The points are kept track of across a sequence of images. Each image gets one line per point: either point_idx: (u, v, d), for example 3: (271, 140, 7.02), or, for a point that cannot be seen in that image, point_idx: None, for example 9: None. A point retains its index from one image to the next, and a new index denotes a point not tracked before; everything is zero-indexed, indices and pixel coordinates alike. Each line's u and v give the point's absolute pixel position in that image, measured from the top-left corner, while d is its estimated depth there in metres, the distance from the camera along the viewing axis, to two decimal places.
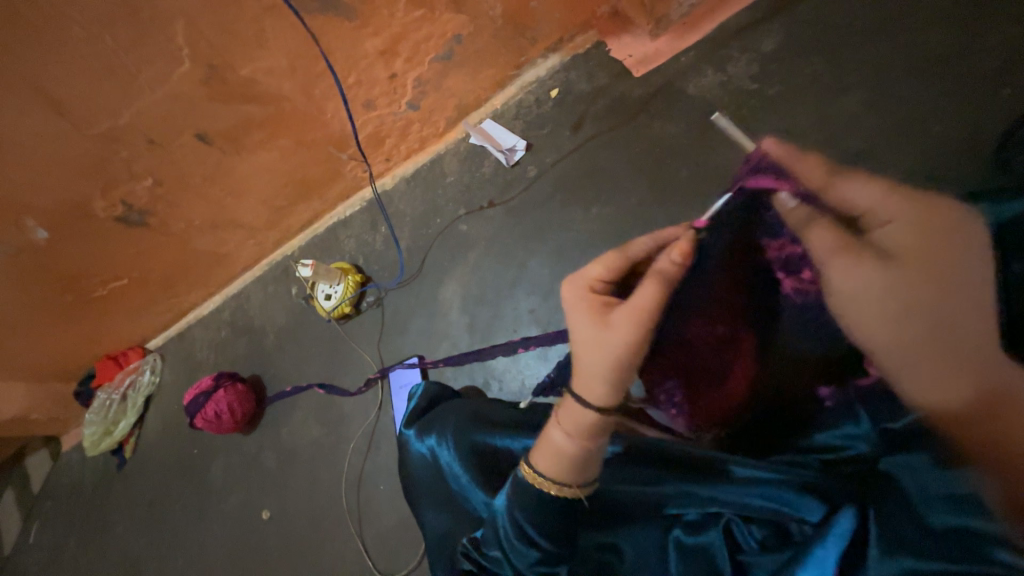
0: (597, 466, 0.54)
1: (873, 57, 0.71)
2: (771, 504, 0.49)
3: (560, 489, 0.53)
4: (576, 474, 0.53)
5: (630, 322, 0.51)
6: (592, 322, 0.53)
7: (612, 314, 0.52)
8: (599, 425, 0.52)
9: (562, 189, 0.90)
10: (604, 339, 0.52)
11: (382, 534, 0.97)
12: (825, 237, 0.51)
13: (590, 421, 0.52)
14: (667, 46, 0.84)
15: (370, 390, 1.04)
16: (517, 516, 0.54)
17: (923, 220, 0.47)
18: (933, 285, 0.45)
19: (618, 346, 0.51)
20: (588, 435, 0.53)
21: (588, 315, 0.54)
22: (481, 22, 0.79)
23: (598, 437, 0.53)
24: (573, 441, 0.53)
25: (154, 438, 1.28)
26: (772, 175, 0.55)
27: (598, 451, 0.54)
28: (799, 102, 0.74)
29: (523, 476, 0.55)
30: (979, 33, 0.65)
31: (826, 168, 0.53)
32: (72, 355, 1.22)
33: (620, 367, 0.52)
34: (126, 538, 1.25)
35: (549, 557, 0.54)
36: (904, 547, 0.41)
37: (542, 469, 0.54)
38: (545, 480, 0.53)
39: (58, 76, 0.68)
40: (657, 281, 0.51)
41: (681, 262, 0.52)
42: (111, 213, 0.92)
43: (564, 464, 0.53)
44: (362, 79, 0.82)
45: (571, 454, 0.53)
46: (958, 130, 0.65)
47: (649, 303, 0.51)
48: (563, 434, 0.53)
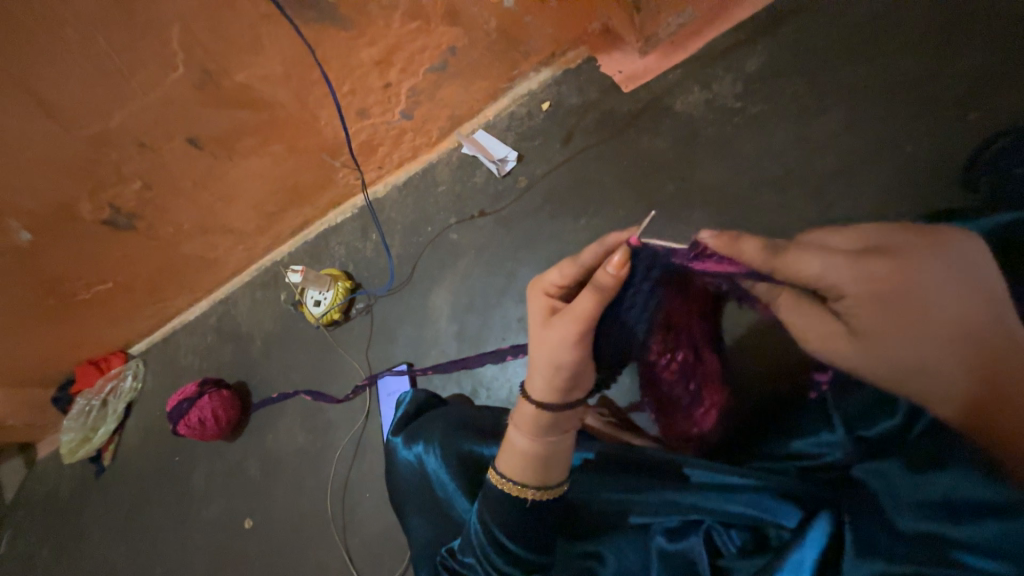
0: (559, 466, 0.55)
1: (850, 80, 0.74)
2: (751, 511, 0.50)
3: (523, 491, 0.54)
4: (535, 475, 0.54)
5: (570, 328, 0.51)
6: (540, 328, 0.55)
7: (555, 318, 0.52)
8: (547, 423, 0.54)
9: (553, 200, 0.92)
10: (546, 347, 0.52)
11: (367, 543, 0.96)
12: (800, 313, 0.52)
13: (540, 420, 0.54)
14: (655, 64, 0.86)
15: (357, 397, 1.03)
16: (490, 523, 0.55)
17: (873, 268, 0.44)
18: (912, 334, 0.43)
19: (559, 356, 0.52)
20: (545, 433, 0.55)
21: (539, 322, 0.55)
22: (475, 35, 0.81)
23: (550, 435, 0.55)
24: (530, 441, 0.55)
25: (134, 446, 1.26)
26: (716, 262, 0.52)
27: (555, 450, 0.55)
28: (780, 121, 0.76)
29: (490, 479, 0.57)
30: (949, 59, 0.69)
31: (767, 245, 0.49)
32: (52, 360, 1.20)
33: (564, 371, 0.53)
34: (102, 548, 1.21)
35: (515, 559, 0.53)
36: (877, 552, 0.41)
37: (504, 471, 0.56)
38: (507, 481, 0.55)
39: (51, 77, 0.68)
40: (595, 289, 0.49)
41: (618, 275, 0.48)
42: (99, 216, 0.91)
43: (523, 465, 0.55)
44: (357, 88, 0.83)
45: (527, 454, 0.55)
46: (930, 150, 0.68)
47: (587, 313, 0.50)
48: (521, 436, 0.56)
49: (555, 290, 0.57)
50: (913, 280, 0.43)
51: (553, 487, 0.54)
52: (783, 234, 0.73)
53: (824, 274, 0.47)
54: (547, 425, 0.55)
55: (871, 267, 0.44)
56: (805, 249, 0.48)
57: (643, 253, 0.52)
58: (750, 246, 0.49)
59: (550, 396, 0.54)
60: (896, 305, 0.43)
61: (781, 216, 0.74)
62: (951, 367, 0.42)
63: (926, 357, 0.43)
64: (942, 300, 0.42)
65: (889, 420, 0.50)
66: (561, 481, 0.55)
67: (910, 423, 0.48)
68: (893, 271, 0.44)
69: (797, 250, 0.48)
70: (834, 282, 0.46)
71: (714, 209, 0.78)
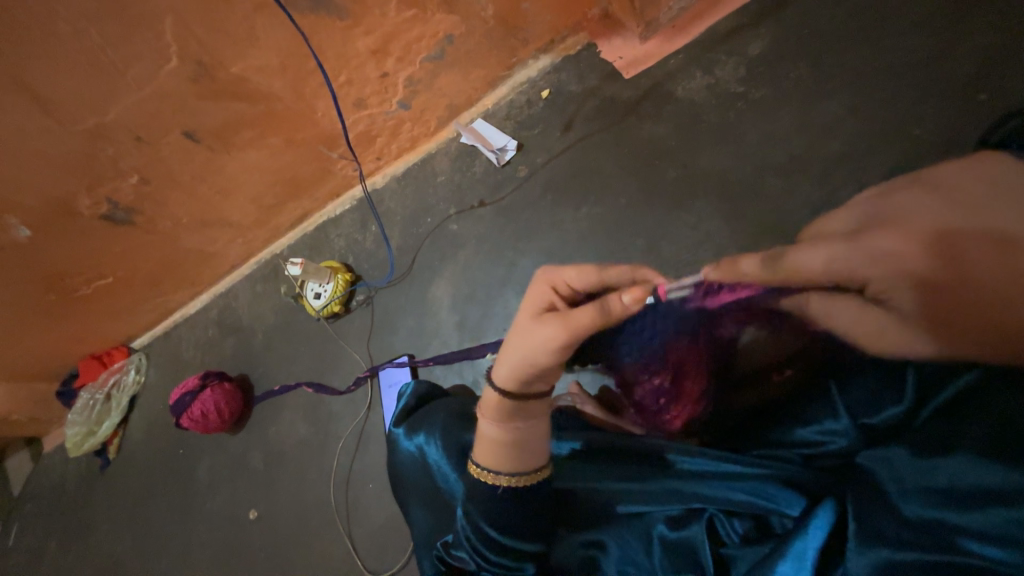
0: (533, 458, 0.56)
1: (855, 63, 0.72)
2: (754, 499, 0.50)
3: (493, 477, 0.56)
4: (505, 462, 0.56)
5: (560, 335, 0.50)
6: (531, 319, 0.54)
7: (548, 318, 0.51)
8: (515, 410, 0.56)
9: (553, 189, 0.91)
10: (527, 340, 0.52)
11: (371, 534, 0.96)
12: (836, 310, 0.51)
13: (508, 407, 0.56)
14: (656, 49, 0.85)
15: (359, 389, 1.03)
16: (478, 519, 0.56)
17: (902, 243, 0.47)
18: (974, 286, 0.45)
19: (541, 355, 0.52)
20: (521, 423, 0.57)
21: (531, 312, 0.54)
22: (472, 22, 0.80)
23: (517, 423, 0.57)
24: (506, 432, 0.56)
25: (139, 439, 1.27)
26: (726, 292, 0.50)
27: (521, 438, 0.56)
28: (783, 106, 0.75)
29: (470, 470, 0.59)
30: (957, 40, 0.67)
31: (762, 262, 0.49)
32: (54, 355, 1.20)
33: (534, 369, 0.53)
34: (110, 541, 1.23)
35: (506, 548, 0.54)
36: (881, 539, 0.41)
37: (481, 460, 0.58)
38: (483, 470, 0.57)
39: (42, 70, 0.67)
40: (598, 308, 0.48)
41: (631, 306, 0.48)
42: (97, 211, 0.91)
43: (493, 451, 0.57)
44: (353, 78, 0.82)
45: (495, 441, 0.56)
46: (936, 134, 0.67)
47: (580, 327, 0.49)
48: (490, 425, 0.57)
49: (565, 289, 0.54)
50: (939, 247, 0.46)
51: (524, 478, 0.55)
52: (787, 220, 0.72)
53: (829, 268, 0.48)
54: (522, 416, 0.56)
55: (878, 245, 0.47)
56: (808, 248, 0.50)
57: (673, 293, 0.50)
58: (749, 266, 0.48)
59: (515, 386, 0.55)
60: (945, 267, 0.46)
61: (785, 202, 0.73)
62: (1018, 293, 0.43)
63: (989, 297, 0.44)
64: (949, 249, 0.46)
65: (895, 406, 0.49)
66: (534, 471, 0.56)
67: (918, 407, 0.47)
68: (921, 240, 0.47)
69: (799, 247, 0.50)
70: (850, 270, 0.48)
71: (718, 195, 0.77)
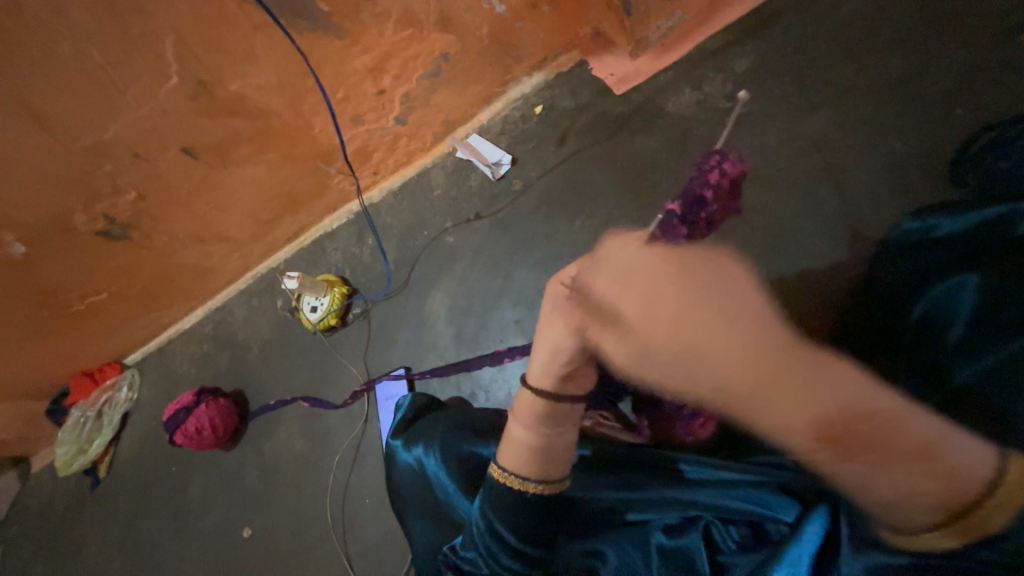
0: (558, 464, 0.55)
1: (837, 79, 0.75)
2: (749, 506, 0.50)
3: (515, 481, 0.55)
4: (525, 463, 0.55)
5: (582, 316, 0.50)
6: (549, 309, 0.53)
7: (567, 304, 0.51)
8: (550, 414, 0.54)
9: (547, 202, 0.92)
10: (550, 330, 0.52)
11: (368, 550, 0.95)
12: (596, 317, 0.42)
13: (542, 409, 0.54)
14: (646, 66, 0.87)
15: (356, 402, 1.03)
16: (495, 521, 0.55)
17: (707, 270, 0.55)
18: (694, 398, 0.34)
19: (560, 339, 0.51)
20: (553, 425, 0.54)
21: (547, 304, 0.54)
22: (467, 41, 0.82)
23: (551, 426, 0.54)
24: (532, 433, 0.54)
25: (130, 457, 1.25)
26: None
27: (554, 442, 0.54)
28: (768, 121, 0.78)
29: (489, 473, 0.58)
30: (933, 57, 0.70)
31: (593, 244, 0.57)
32: (45, 373, 1.19)
33: (563, 357, 0.52)
34: (99, 563, 1.20)
35: (513, 551, 0.54)
36: (875, 543, 0.39)
37: (503, 461, 0.57)
38: (501, 470, 0.56)
39: (41, 89, 0.68)
40: None
41: None
42: (93, 227, 0.91)
43: (523, 455, 0.55)
44: (351, 95, 0.84)
45: (527, 445, 0.55)
46: (917, 147, 0.69)
47: None
48: (521, 428, 0.55)
49: (570, 276, 0.54)
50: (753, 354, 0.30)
51: (542, 482, 0.54)
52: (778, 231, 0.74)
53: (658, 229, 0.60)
54: (551, 419, 0.54)
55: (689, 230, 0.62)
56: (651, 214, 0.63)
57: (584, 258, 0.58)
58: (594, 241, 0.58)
59: (549, 384, 0.53)
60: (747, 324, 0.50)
61: (773, 214, 0.75)
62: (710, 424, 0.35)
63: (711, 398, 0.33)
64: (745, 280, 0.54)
65: None
66: (550, 478, 0.54)
67: None
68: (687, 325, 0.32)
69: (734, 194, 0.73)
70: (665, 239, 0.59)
71: None
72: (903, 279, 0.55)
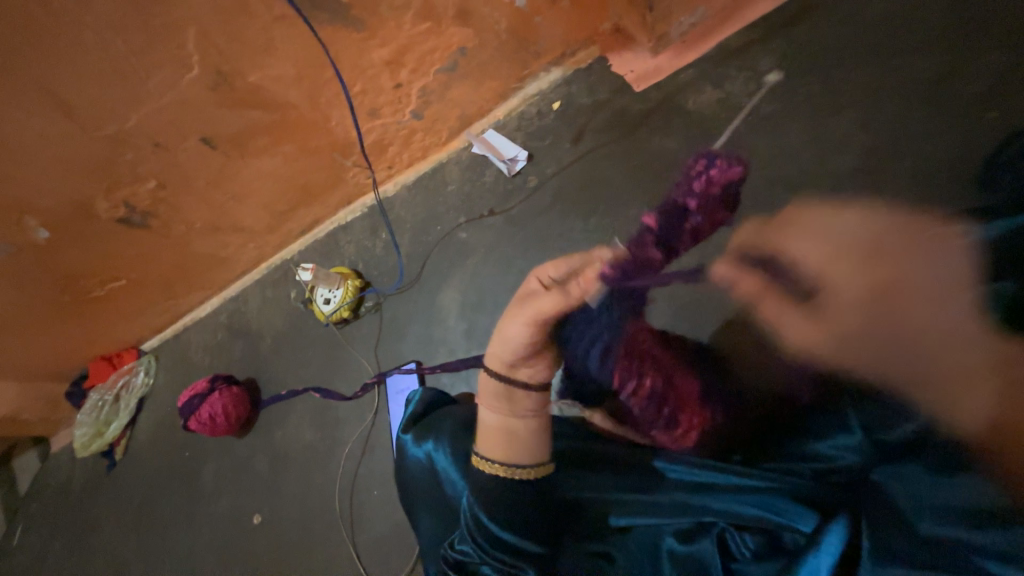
0: (519, 452, 0.58)
1: (864, 80, 0.73)
2: (764, 513, 0.48)
3: (482, 462, 0.59)
4: (486, 445, 0.60)
5: (530, 318, 0.56)
6: (513, 305, 0.60)
7: (523, 304, 0.58)
8: (505, 396, 0.60)
9: (562, 199, 0.91)
10: (506, 320, 0.59)
11: (375, 540, 0.96)
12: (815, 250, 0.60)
13: (499, 389, 0.61)
14: (666, 64, 0.86)
15: (366, 394, 1.04)
16: (480, 514, 0.57)
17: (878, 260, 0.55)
18: (866, 317, 0.50)
19: (511, 332, 0.58)
20: (508, 409, 0.60)
21: (515, 299, 0.61)
22: (486, 35, 0.82)
23: (509, 410, 0.60)
24: (492, 416, 0.61)
25: (145, 441, 1.27)
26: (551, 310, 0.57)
27: (512, 425, 0.59)
28: (792, 122, 0.76)
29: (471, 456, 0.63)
30: (967, 59, 0.68)
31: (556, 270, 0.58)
32: (66, 356, 1.22)
33: (510, 346, 0.59)
34: (114, 542, 1.23)
35: (515, 550, 0.55)
36: (895, 558, 0.40)
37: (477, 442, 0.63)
38: (478, 454, 0.60)
39: (66, 78, 0.69)
40: (561, 293, 0.55)
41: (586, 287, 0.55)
42: (113, 214, 0.93)
43: (487, 436, 0.60)
44: (368, 88, 0.84)
45: (488, 424, 0.61)
46: (947, 151, 0.67)
47: (547, 307, 0.55)
48: (486, 409, 0.62)
49: (543, 280, 0.59)
50: (959, 310, 0.44)
51: (500, 465, 0.58)
52: None
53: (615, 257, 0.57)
54: (506, 401, 0.60)
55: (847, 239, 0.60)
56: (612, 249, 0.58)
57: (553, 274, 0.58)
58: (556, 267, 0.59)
59: (503, 368, 0.60)
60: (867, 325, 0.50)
61: None
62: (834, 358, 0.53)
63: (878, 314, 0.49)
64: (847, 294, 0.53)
65: (908, 423, 0.45)
66: (513, 466, 0.58)
67: None
68: (936, 270, 0.47)
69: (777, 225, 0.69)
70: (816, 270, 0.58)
71: None
72: None
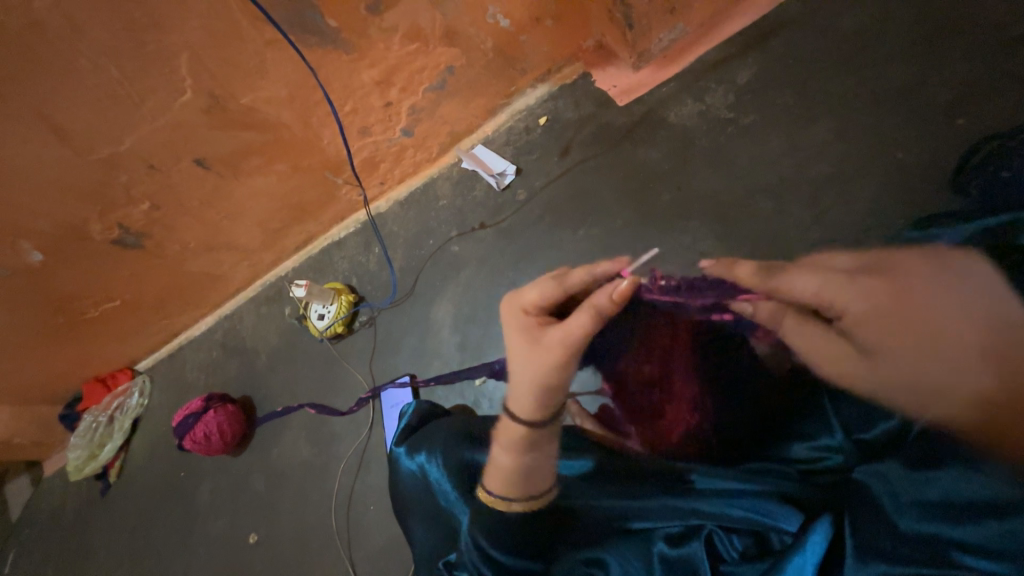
0: (547, 474, 0.59)
1: (838, 91, 0.76)
2: (751, 514, 0.50)
3: (506, 504, 0.58)
4: (529, 487, 0.58)
5: (561, 345, 0.53)
6: (529, 342, 0.55)
7: (546, 334, 0.54)
8: (530, 439, 0.57)
9: (552, 211, 0.93)
10: (533, 365, 0.54)
11: (371, 556, 0.96)
12: (813, 279, 0.54)
13: (522, 437, 0.57)
14: (648, 78, 0.88)
15: (361, 409, 1.04)
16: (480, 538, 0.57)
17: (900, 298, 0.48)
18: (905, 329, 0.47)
19: (543, 371, 0.54)
20: (528, 448, 0.57)
21: (522, 339, 0.56)
22: (472, 54, 0.85)
23: (532, 450, 0.58)
24: (510, 458, 0.58)
25: (140, 463, 1.26)
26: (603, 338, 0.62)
27: (535, 461, 0.58)
28: (770, 132, 0.78)
29: (480, 498, 0.60)
30: (931, 71, 0.71)
31: (544, 298, 0.57)
32: (60, 378, 1.21)
33: (551, 383, 0.55)
34: (107, 567, 1.21)
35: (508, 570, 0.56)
36: (878, 554, 0.42)
37: (493, 487, 0.59)
38: (495, 497, 0.58)
39: (61, 103, 0.70)
40: (592, 311, 0.51)
41: (620, 301, 0.50)
42: (108, 235, 0.93)
43: (507, 480, 0.58)
44: (358, 107, 0.86)
45: (508, 469, 0.58)
46: (918, 157, 0.70)
47: (582, 330, 0.52)
48: (503, 454, 0.59)
49: (536, 309, 0.58)
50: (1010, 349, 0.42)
51: (532, 500, 0.57)
52: (781, 242, 0.74)
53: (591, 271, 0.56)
54: (528, 444, 0.57)
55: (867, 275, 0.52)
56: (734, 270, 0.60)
57: (541, 303, 0.57)
58: (547, 290, 0.57)
59: (537, 411, 0.56)
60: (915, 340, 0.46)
61: (778, 223, 0.75)
62: (922, 394, 0.46)
63: (944, 331, 0.45)
64: (912, 313, 0.47)
65: (887, 420, 0.50)
66: (544, 492, 0.58)
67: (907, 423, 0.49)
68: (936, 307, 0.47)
69: (801, 274, 0.55)
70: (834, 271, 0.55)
71: (711, 217, 0.80)
72: None
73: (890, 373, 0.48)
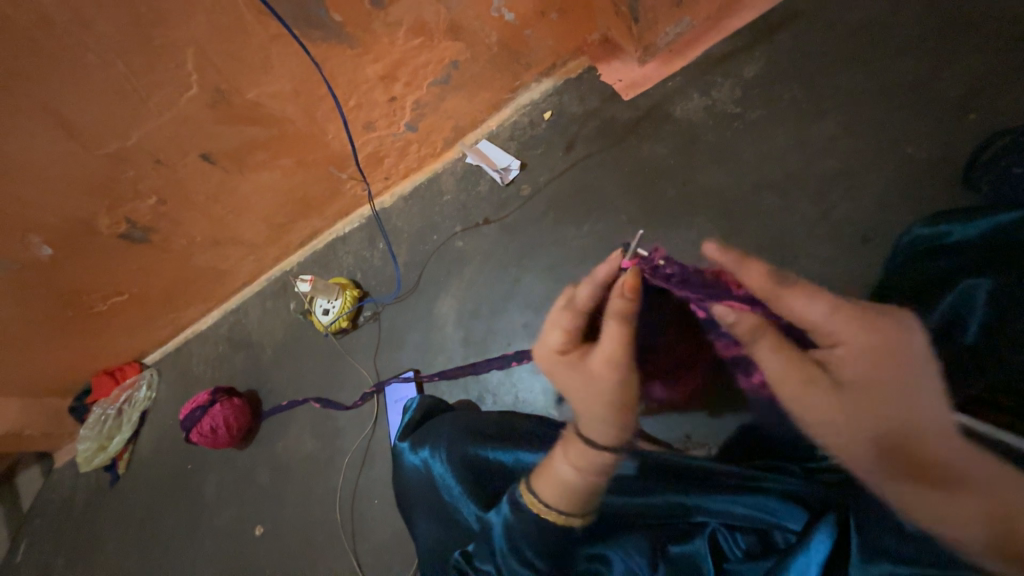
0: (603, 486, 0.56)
1: (847, 86, 0.75)
2: (754, 512, 0.51)
3: (574, 518, 0.55)
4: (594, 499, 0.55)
5: (609, 365, 0.52)
6: (579, 373, 0.55)
7: (590, 363, 0.54)
8: (606, 460, 0.53)
9: (556, 207, 0.93)
10: (592, 396, 0.54)
11: (376, 549, 0.96)
12: (820, 307, 0.49)
13: (598, 459, 0.53)
14: (654, 72, 0.88)
15: (366, 403, 1.05)
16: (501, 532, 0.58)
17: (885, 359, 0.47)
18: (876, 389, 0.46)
19: (603, 397, 0.53)
20: (597, 468, 0.53)
21: (569, 373, 0.56)
22: (477, 48, 0.84)
23: (606, 469, 0.54)
24: (577, 475, 0.54)
25: (148, 455, 1.28)
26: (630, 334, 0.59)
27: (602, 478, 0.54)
28: (777, 127, 0.77)
29: (531, 508, 0.55)
30: (942, 65, 0.70)
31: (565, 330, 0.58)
32: (69, 371, 1.23)
33: (618, 406, 0.53)
34: (117, 556, 1.23)
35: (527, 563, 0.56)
36: (883, 553, 0.43)
37: (553, 504, 0.55)
38: (560, 514, 0.54)
39: (69, 98, 0.71)
40: (617, 319, 0.52)
41: (632, 296, 0.52)
42: (115, 230, 0.94)
43: (574, 496, 0.54)
44: (363, 102, 0.86)
45: (577, 486, 0.54)
46: (928, 153, 0.69)
47: (618, 340, 0.52)
48: (570, 472, 0.54)
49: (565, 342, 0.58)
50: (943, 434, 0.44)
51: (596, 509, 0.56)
52: (787, 238, 0.74)
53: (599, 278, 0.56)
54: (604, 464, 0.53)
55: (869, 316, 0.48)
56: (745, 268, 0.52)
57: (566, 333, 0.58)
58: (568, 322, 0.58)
59: (612, 435, 0.53)
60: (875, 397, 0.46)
61: (785, 219, 0.74)
62: (853, 432, 0.46)
63: (911, 403, 0.45)
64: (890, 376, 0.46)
65: None
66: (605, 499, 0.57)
67: None
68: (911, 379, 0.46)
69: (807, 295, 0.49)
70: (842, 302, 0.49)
71: (717, 213, 0.79)
72: (923, 280, 0.59)
73: (838, 405, 0.47)
